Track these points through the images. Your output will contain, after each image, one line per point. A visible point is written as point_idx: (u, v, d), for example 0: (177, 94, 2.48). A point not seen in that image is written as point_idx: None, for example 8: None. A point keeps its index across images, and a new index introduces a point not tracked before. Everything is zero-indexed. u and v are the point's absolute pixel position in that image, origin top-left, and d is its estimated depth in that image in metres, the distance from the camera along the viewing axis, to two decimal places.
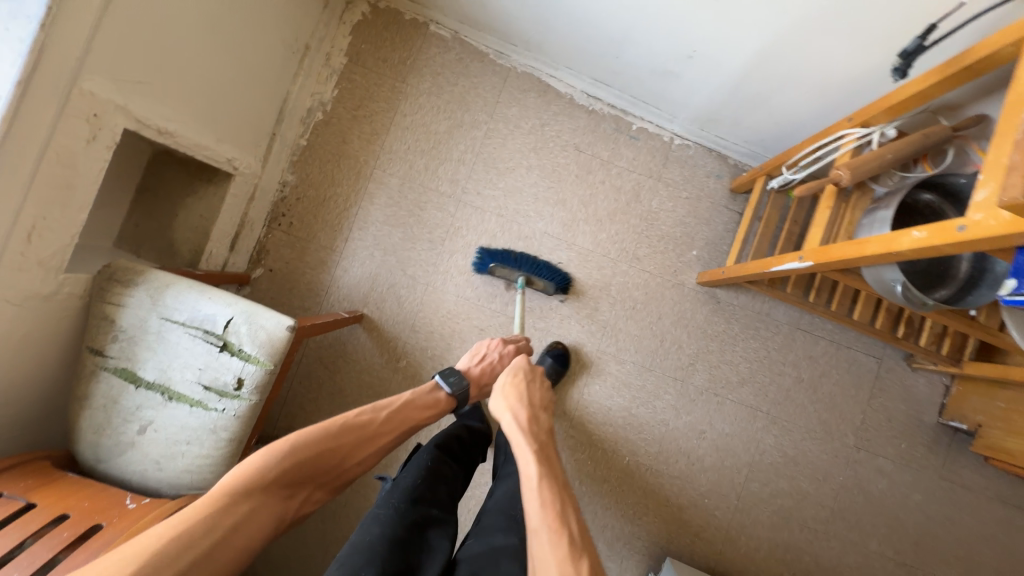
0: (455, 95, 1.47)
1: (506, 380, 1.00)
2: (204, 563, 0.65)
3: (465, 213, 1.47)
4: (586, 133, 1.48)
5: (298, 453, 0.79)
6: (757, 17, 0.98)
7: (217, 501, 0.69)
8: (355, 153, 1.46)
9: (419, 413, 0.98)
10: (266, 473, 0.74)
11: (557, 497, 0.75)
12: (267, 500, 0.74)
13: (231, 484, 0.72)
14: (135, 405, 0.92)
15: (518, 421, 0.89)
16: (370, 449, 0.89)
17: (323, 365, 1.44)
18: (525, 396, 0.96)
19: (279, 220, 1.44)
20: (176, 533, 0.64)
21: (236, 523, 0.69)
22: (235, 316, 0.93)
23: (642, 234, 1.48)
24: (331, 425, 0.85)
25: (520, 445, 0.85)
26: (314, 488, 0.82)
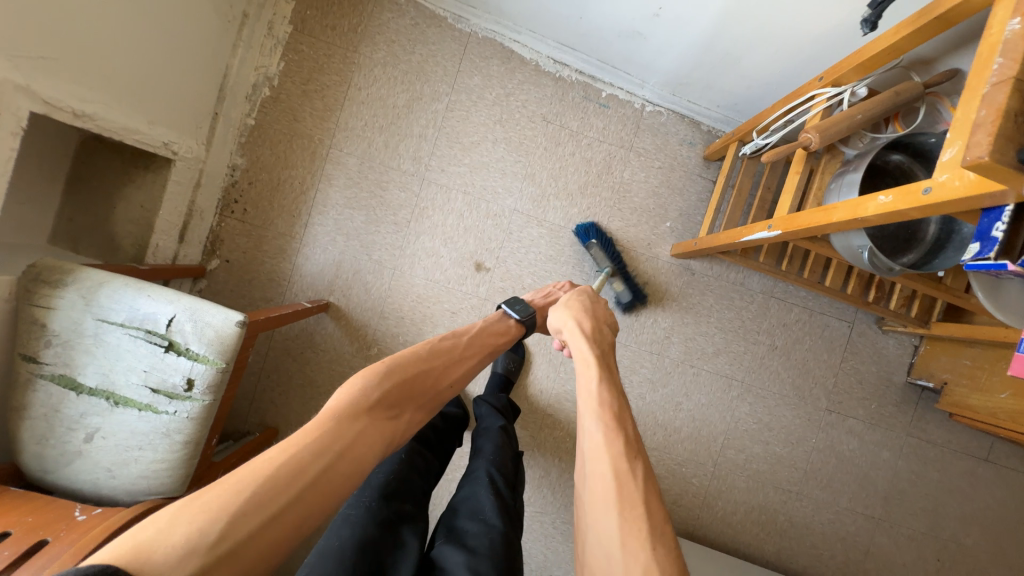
0: (412, 64, 1.37)
1: (570, 298, 0.99)
2: (333, 481, 0.60)
3: (430, 192, 1.40)
4: (553, 102, 1.41)
5: (385, 378, 0.75)
6: None
7: (331, 423, 0.64)
8: (308, 131, 1.37)
9: (495, 337, 0.99)
10: (370, 396, 0.71)
11: (614, 409, 0.74)
12: (376, 420, 0.70)
13: (337, 407, 0.67)
14: (79, 412, 0.87)
15: (575, 333, 0.88)
16: (451, 377, 0.87)
17: (291, 357, 1.40)
18: (587, 314, 0.94)
19: (232, 207, 1.36)
20: (292, 452, 0.59)
21: (358, 440, 0.65)
22: (179, 314, 0.88)
23: (615, 208, 1.44)
24: (416, 352, 0.84)
25: (583, 353, 0.84)
26: (415, 412, 0.79)
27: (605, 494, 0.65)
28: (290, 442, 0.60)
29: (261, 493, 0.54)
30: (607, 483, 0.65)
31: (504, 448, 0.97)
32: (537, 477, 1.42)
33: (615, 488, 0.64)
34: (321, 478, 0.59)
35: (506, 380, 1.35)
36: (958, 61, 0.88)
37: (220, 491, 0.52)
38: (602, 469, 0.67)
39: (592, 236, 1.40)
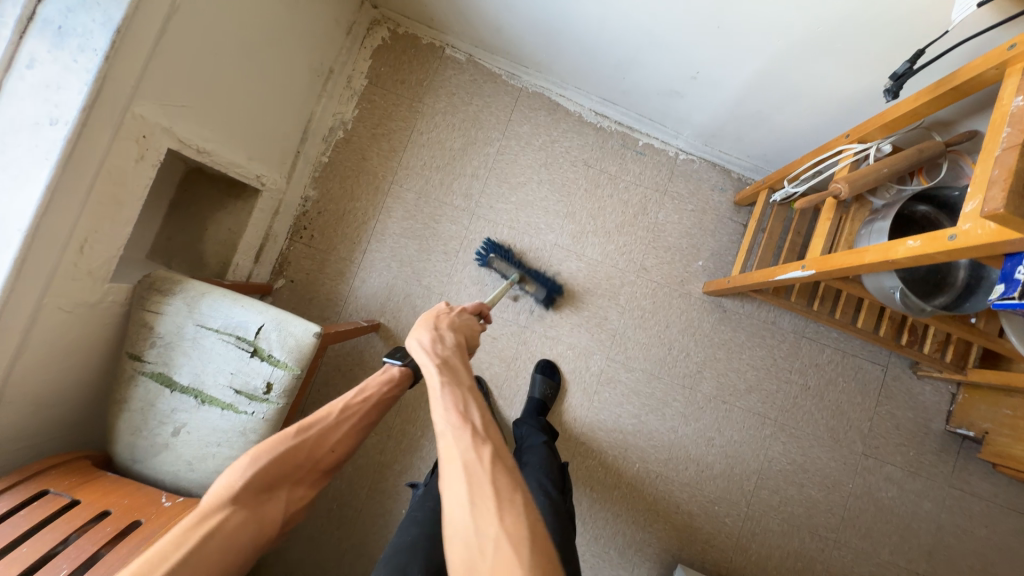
0: (469, 114, 1.55)
1: (421, 317, 1.00)
2: (199, 566, 0.67)
3: (478, 226, 1.53)
4: (594, 149, 1.55)
5: (257, 460, 0.80)
6: (757, 42, 1.04)
7: (190, 522, 0.71)
8: (373, 169, 1.53)
9: (379, 391, 1.00)
10: (233, 487, 0.76)
11: (466, 400, 0.78)
12: (245, 507, 0.77)
13: (201, 507, 0.73)
14: (170, 408, 0.96)
15: (422, 343, 0.91)
16: (336, 441, 0.91)
17: (341, 373, 1.49)
18: (432, 325, 0.96)
19: (301, 233, 1.51)
20: (161, 547, 0.66)
21: (219, 533, 0.72)
22: (266, 323, 0.99)
23: (649, 246, 1.53)
24: (288, 429, 0.87)
25: (421, 358, 0.88)
26: (294, 487, 0.85)
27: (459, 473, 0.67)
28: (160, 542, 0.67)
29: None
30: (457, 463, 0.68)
31: (549, 464, 1.05)
32: None
33: (465, 466, 0.67)
34: (186, 568, 0.66)
35: (542, 404, 1.40)
36: (977, 123, 0.97)
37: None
38: (458, 449, 0.69)
39: (491, 252, 1.48)
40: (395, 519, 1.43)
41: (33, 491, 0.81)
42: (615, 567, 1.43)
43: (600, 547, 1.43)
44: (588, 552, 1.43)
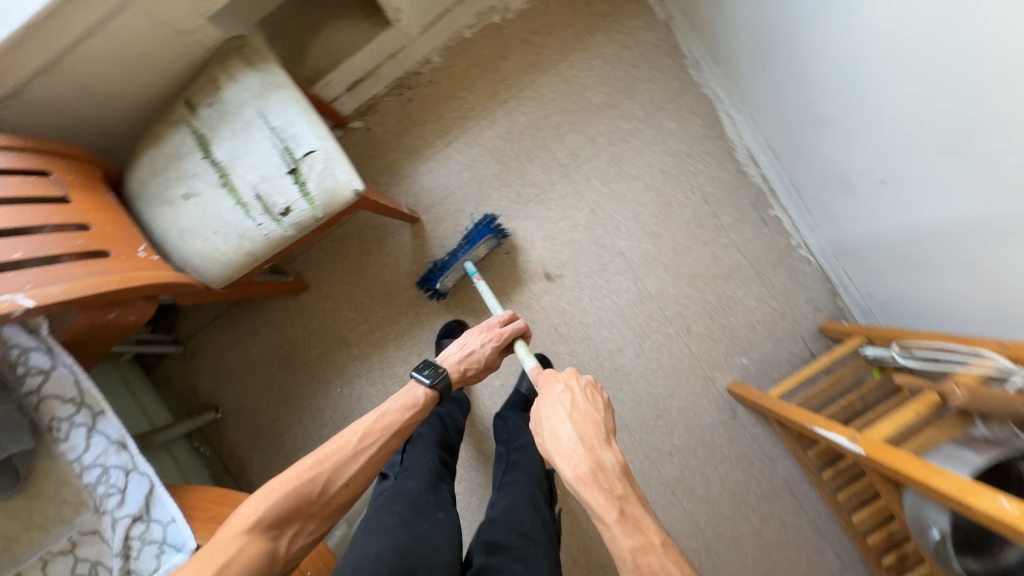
0: (627, 76, 1.37)
1: (563, 416, 0.80)
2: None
3: (563, 188, 1.39)
4: (722, 187, 1.37)
5: (270, 496, 0.74)
6: (964, 190, 0.84)
7: (203, 554, 0.69)
8: (505, 72, 1.39)
9: (401, 415, 0.88)
10: (247, 519, 0.72)
11: (667, 575, 0.64)
12: (256, 539, 0.71)
13: (219, 534, 0.72)
14: (192, 172, 0.93)
15: (577, 475, 0.73)
16: (349, 474, 0.80)
17: (360, 240, 1.44)
18: (585, 439, 0.76)
19: (402, 92, 1.41)
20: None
21: (224, 572, 0.68)
22: (318, 151, 0.91)
23: (708, 313, 1.38)
24: (304, 460, 0.79)
25: (589, 495, 0.71)
26: (303, 526, 0.75)
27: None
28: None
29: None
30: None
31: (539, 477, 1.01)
32: None
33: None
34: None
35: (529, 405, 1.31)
36: None
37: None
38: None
39: (436, 274, 1.34)
40: (328, 390, 1.45)
41: (36, 165, 0.79)
42: None
43: None
44: None
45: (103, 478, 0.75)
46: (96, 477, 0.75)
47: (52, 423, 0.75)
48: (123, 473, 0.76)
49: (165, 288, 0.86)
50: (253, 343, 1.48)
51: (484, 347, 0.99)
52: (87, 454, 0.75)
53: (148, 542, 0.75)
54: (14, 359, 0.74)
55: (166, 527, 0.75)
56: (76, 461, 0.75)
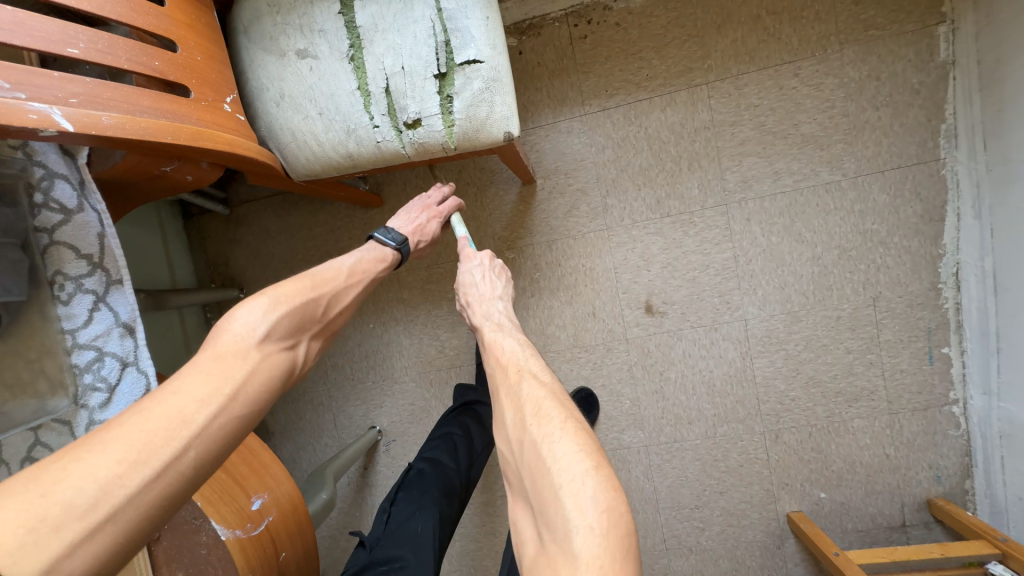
0: (860, 114, 1.05)
1: (478, 279, 0.83)
2: (224, 426, 0.47)
3: (713, 218, 1.12)
4: (902, 297, 1.08)
5: (277, 307, 0.59)
6: None
7: (208, 366, 0.50)
8: (711, 49, 1.08)
9: (374, 269, 0.79)
10: (254, 331, 0.55)
11: (517, 364, 0.62)
12: (267, 354, 0.55)
13: (214, 346, 0.53)
14: (320, 26, 0.70)
15: (479, 324, 0.76)
16: (347, 304, 0.71)
17: (457, 177, 1.22)
18: (484, 295, 0.81)
19: (579, 22, 1.12)
20: (172, 417, 0.45)
21: (241, 385, 0.50)
22: (484, 65, 0.67)
23: (808, 429, 1.14)
24: (303, 278, 0.66)
25: (489, 334, 0.71)
26: (312, 341, 0.62)
27: (557, 442, 0.47)
28: (166, 391, 0.47)
29: (137, 481, 0.41)
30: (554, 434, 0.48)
31: None
32: None
33: (538, 451, 0.47)
34: (204, 426, 0.46)
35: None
36: None
37: (81, 491, 0.39)
38: (565, 446, 0.47)
39: None
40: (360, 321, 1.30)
41: None
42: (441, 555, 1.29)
43: None
44: None
45: (93, 366, 0.60)
46: (87, 362, 0.59)
47: (53, 279, 0.58)
48: (118, 367, 0.61)
49: (240, 161, 0.68)
50: (302, 238, 1.31)
51: (431, 224, 0.91)
52: (83, 331, 0.59)
53: None
54: (33, 181, 0.56)
55: None
56: (68, 334, 0.59)
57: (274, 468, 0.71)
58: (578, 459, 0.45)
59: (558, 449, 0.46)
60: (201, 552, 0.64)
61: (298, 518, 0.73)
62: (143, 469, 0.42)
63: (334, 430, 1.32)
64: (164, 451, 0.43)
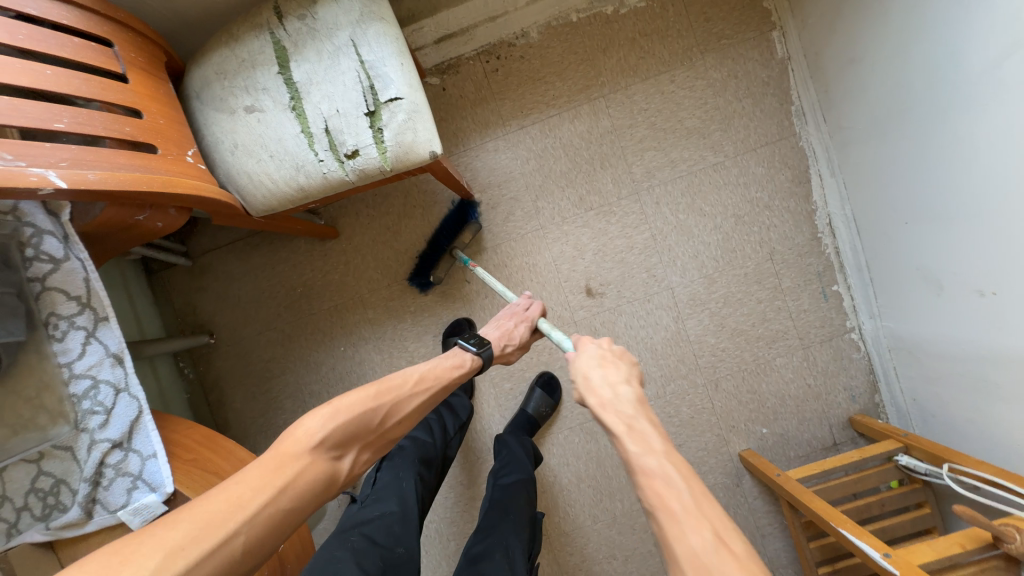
0: (728, 106, 1.28)
1: (598, 364, 0.74)
2: (268, 518, 0.54)
3: (629, 206, 1.30)
4: (792, 248, 1.29)
5: (337, 415, 0.67)
6: None
7: (269, 463, 0.59)
8: (602, 69, 1.29)
9: (445, 372, 0.86)
10: (313, 435, 0.63)
11: (668, 477, 0.56)
12: (321, 458, 0.62)
13: (281, 446, 0.61)
14: (263, 85, 0.84)
15: (597, 404, 0.68)
16: (409, 416, 0.76)
17: (404, 201, 1.36)
18: (609, 378, 0.71)
19: (490, 59, 1.31)
20: (229, 504, 0.53)
21: (292, 484, 0.58)
22: (404, 100, 0.82)
23: (742, 373, 1.31)
24: (369, 387, 0.74)
25: (609, 420, 0.65)
26: (360, 451, 0.68)
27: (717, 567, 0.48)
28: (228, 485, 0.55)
29: (194, 555, 0.48)
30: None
31: (523, 521, 0.94)
32: (457, 478, 1.36)
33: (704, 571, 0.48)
34: (254, 513, 0.53)
35: (532, 422, 1.27)
36: None
37: (140, 567, 0.47)
38: None
39: None
40: (330, 346, 1.38)
41: (100, 32, 0.69)
42: (438, 557, 1.34)
43: (444, 531, 1.34)
44: (433, 524, 1.35)
45: (90, 393, 0.67)
46: (83, 390, 0.67)
47: (48, 320, 0.66)
48: (113, 392, 0.69)
49: (205, 202, 0.79)
50: (266, 278, 1.40)
51: (519, 328, 0.98)
52: (78, 362, 0.67)
53: (122, 475, 0.68)
54: (24, 238, 0.66)
55: (145, 462, 0.69)
56: (64, 367, 0.67)
57: None
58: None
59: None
60: None
61: None
62: (193, 553, 0.49)
63: None
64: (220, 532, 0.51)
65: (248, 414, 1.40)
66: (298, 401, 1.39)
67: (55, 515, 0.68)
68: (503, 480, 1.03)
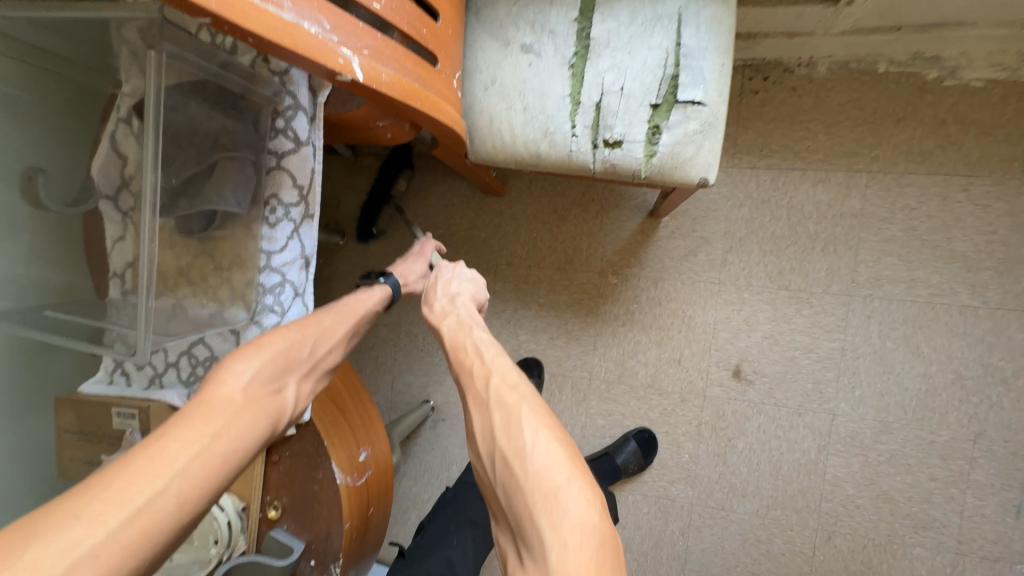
0: (1021, 247, 1.01)
1: (450, 294, 0.79)
2: (207, 464, 0.47)
3: (832, 304, 1.09)
4: (1007, 441, 1.03)
5: (263, 349, 0.58)
6: None
7: (193, 410, 0.50)
8: (883, 140, 1.06)
9: (373, 308, 0.74)
10: (237, 377, 0.54)
11: (516, 417, 0.55)
12: (253, 398, 0.54)
13: (206, 392, 0.53)
14: (552, 27, 0.72)
15: (445, 323, 0.73)
16: (339, 344, 0.67)
17: (583, 190, 1.23)
18: (462, 299, 0.78)
19: (755, 77, 1.10)
20: (153, 455, 0.44)
21: (223, 428, 0.50)
22: (704, 107, 0.67)
23: (865, 541, 1.10)
24: (293, 318, 0.65)
25: (496, 371, 0.62)
26: (304, 381, 0.61)
27: (567, 495, 0.49)
28: (161, 439, 0.46)
29: (117, 520, 0.40)
30: (564, 489, 0.50)
31: None
32: None
33: (516, 442, 0.53)
34: (192, 464, 0.45)
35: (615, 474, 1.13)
36: None
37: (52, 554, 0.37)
38: (552, 463, 0.51)
39: None
40: None
41: None
42: None
43: None
44: None
45: (275, 290, 0.63)
46: (271, 284, 0.63)
47: (268, 201, 0.62)
48: (291, 295, 0.64)
49: (445, 134, 0.69)
50: (414, 205, 1.34)
51: (416, 266, 0.87)
52: (276, 255, 0.63)
53: None
54: (281, 107, 0.60)
55: None
56: (264, 254, 0.62)
57: (376, 426, 0.77)
58: (591, 513, 0.49)
59: (574, 513, 0.49)
60: (313, 488, 0.67)
61: (387, 483, 0.77)
62: (120, 513, 0.40)
63: (389, 393, 1.35)
64: (150, 487, 0.42)
65: None
66: (392, 334, 1.35)
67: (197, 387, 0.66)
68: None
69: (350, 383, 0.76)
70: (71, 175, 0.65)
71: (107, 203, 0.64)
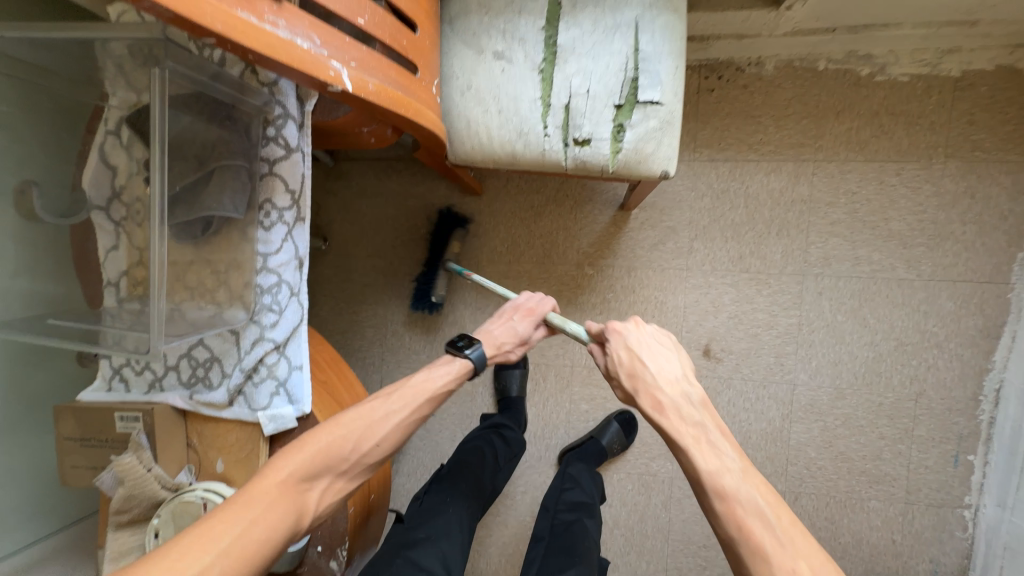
0: (947, 224, 1.13)
1: (652, 352, 0.69)
2: (236, 554, 0.50)
3: (788, 283, 1.19)
4: (943, 398, 1.16)
5: (307, 446, 0.59)
6: None
7: (237, 500, 0.53)
8: (826, 132, 1.16)
9: (435, 389, 0.70)
10: (280, 470, 0.56)
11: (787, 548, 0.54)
12: (289, 490, 0.56)
13: (254, 483, 0.55)
14: (521, 35, 0.77)
15: (653, 407, 0.64)
16: (388, 437, 0.64)
17: (558, 186, 1.29)
18: (658, 364, 0.68)
19: (711, 77, 1.19)
20: (195, 541, 0.49)
21: (256, 519, 0.52)
22: (661, 106, 0.74)
23: (828, 498, 1.21)
24: (348, 411, 0.64)
25: (698, 454, 0.60)
26: (338, 479, 0.60)
27: None
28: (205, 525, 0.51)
29: None
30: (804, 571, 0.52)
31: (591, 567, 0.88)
32: None
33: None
34: (223, 552, 0.49)
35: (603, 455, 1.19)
36: None
37: None
38: None
39: None
40: (429, 296, 1.36)
41: None
42: None
43: None
44: None
45: (272, 289, 0.66)
46: (268, 285, 0.66)
47: (263, 205, 0.65)
48: (288, 294, 0.67)
49: (426, 137, 0.74)
50: (395, 207, 1.38)
51: (515, 327, 0.80)
52: (272, 257, 0.66)
53: (269, 376, 0.67)
54: (271, 116, 0.64)
55: (291, 372, 0.68)
56: (260, 256, 0.66)
57: None
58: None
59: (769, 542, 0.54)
60: None
61: (384, 467, 0.82)
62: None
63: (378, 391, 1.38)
64: (183, 572, 0.46)
65: (328, 325, 1.41)
66: (379, 333, 1.38)
67: (198, 388, 0.68)
68: (565, 516, 0.99)
69: (344, 376, 0.79)
70: (61, 186, 0.68)
71: (99, 213, 0.66)
